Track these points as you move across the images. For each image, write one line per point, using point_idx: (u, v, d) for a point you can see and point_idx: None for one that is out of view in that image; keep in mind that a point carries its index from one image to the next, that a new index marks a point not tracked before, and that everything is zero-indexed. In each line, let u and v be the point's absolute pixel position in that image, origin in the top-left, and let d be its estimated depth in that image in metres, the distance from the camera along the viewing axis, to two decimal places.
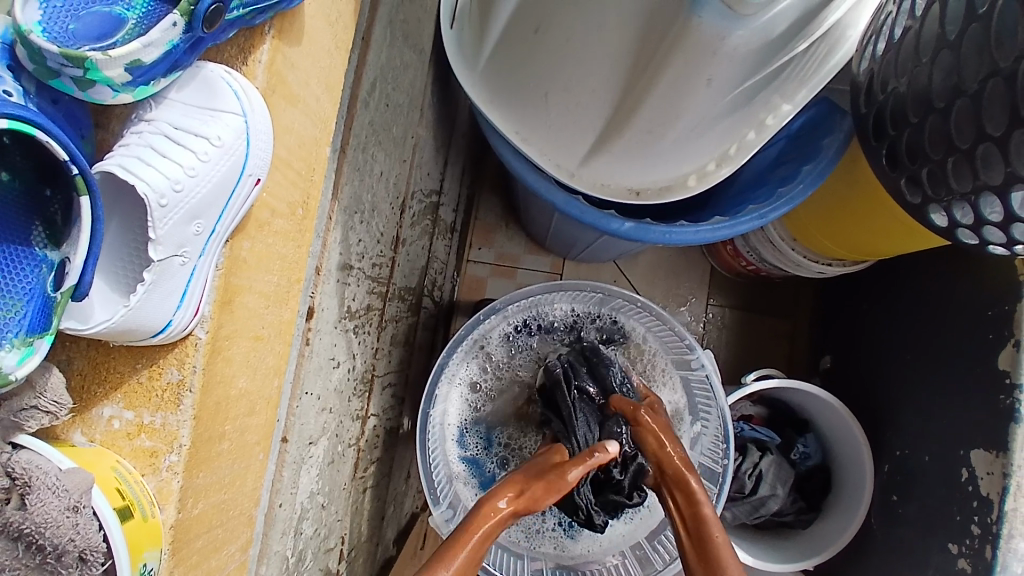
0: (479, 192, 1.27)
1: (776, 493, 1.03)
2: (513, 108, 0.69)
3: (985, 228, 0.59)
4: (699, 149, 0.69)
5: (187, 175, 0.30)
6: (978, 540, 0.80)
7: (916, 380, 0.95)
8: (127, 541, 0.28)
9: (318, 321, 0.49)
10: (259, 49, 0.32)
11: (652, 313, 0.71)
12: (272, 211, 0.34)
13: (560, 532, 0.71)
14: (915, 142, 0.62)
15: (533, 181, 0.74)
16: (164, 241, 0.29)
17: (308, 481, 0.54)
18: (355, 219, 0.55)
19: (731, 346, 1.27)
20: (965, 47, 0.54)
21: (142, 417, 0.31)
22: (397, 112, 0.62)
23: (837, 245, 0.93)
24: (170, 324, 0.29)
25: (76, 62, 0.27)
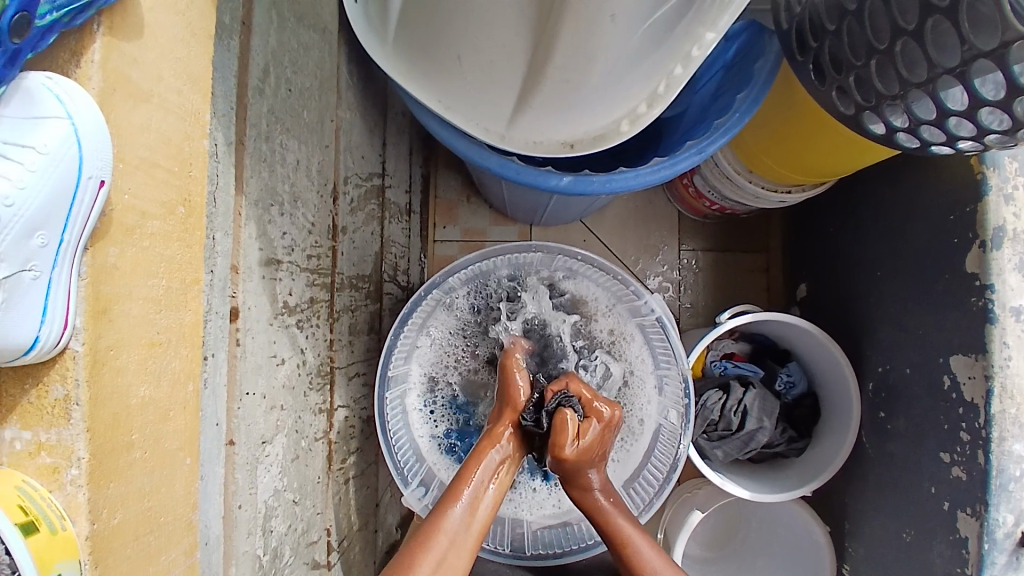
0: (435, 172, 1.25)
1: (764, 425, 1.03)
2: (431, 76, 0.67)
3: (921, 128, 0.58)
4: (624, 91, 0.67)
5: (16, 188, 0.28)
6: (969, 446, 0.80)
7: (888, 294, 0.94)
8: (35, 555, 0.29)
9: (245, 320, 0.49)
10: (89, 49, 0.30)
11: (596, 265, 0.71)
12: (142, 214, 0.33)
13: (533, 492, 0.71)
14: (837, 50, 0.60)
15: (464, 148, 0.72)
16: (8, 256, 0.28)
17: (268, 480, 0.54)
18: (274, 212, 0.53)
19: (709, 288, 1.27)
20: None
21: (38, 435, 0.30)
22: (305, 96, 0.60)
23: (792, 171, 0.92)
24: (38, 340, 0.28)
25: None
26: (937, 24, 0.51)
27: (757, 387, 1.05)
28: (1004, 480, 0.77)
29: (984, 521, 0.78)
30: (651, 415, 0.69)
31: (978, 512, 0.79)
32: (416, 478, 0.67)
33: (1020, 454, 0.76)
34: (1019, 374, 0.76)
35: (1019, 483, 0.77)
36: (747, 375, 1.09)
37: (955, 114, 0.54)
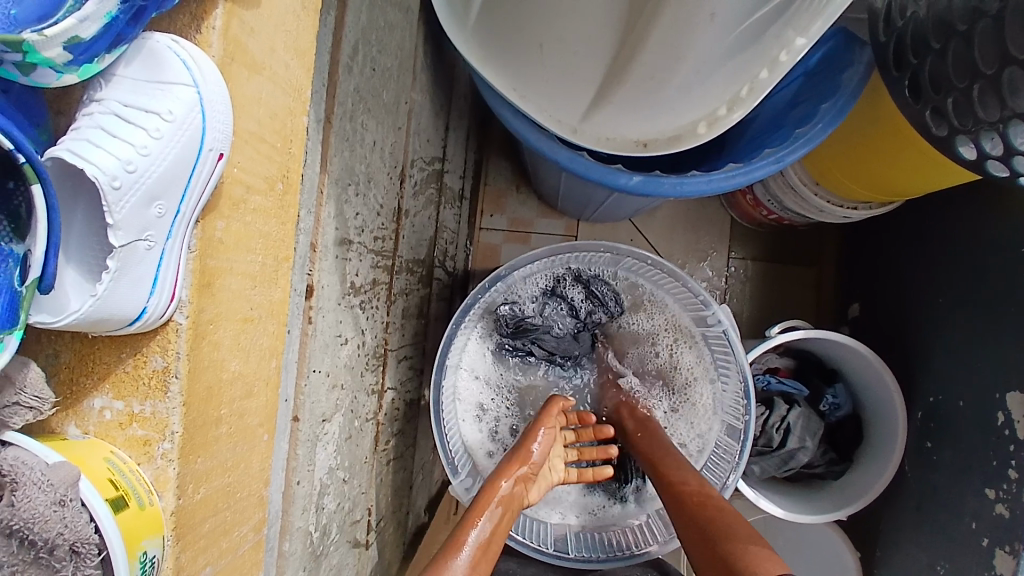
0: (487, 159, 1.23)
1: (806, 445, 1.00)
2: (508, 64, 0.66)
3: (1014, 158, 0.54)
4: (705, 93, 0.65)
5: (140, 154, 0.28)
6: (1015, 484, 0.78)
7: (948, 323, 0.91)
8: (123, 532, 0.26)
9: (318, 298, 0.49)
10: (211, 15, 0.29)
11: (664, 270, 0.68)
12: (247, 188, 0.33)
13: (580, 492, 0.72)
14: (940, 68, 0.57)
15: (534, 139, 0.71)
16: (124, 225, 0.27)
17: (324, 457, 0.54)
18: (349, 192, 0.53)
19: (755, 299, 1.24)
20: None
21: (132, 407, 0.29)
22: (385, 76, 0.59)
23: (864, 187, 0.88)
24: (145, 311, 0.27)
25: (12, 47, 0.24)
26: None
27: (802, 406, 1.02)
28: None
29: (1020, 558, 0.76)
30: (704, 427, 0.68)
31: (1016, 549, 0.76)
32: (464, 469, 0.66)
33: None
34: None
35: None
36: (790, 393, 1.05)
37: None
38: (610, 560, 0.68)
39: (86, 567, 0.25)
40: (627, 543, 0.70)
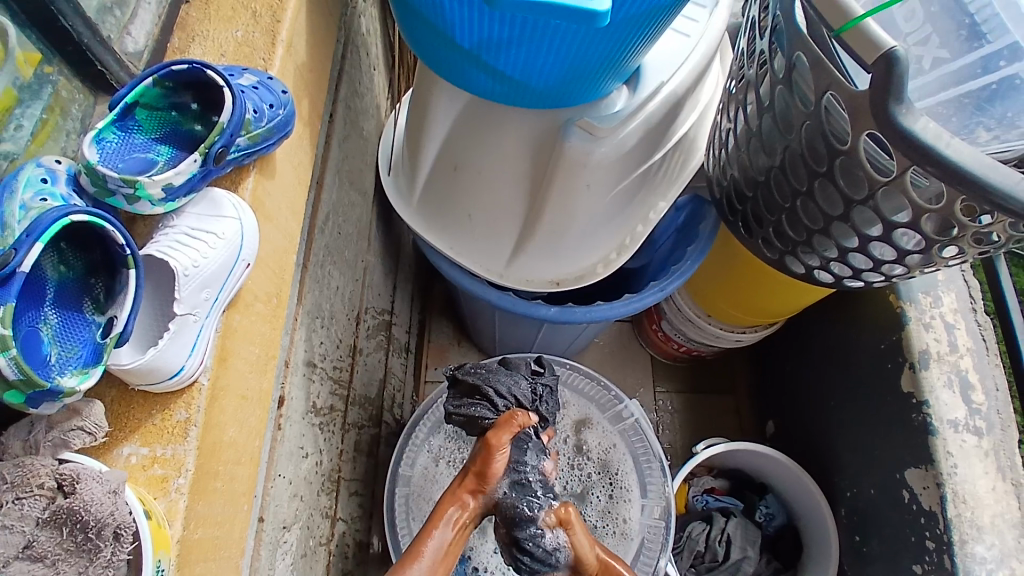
0: (430, 319, 1.38)
1: (748, 554, 1.07)
2: (444, 229, 0.84)
3: (831, 264, 0.75)
4: (599, 240, 0.84)
5: (202, 258, 0.40)
6: (936, 553, 0.85)
7: (843, 422, 1.05)
8: (151, 534, 0.33)
9: (288, 408, 0.57)
10: (245, 181, 0.46)
11: (583, 374, 0.82)
12: (254, 296, 0.45)
13: None
14: (758, 210, 0.80)
15: (469, 285, 0.86)
16: (185, 301, 0.39)
17: (283, 567, 0.56)
18: (318, 323, 0.64)
19: (684, 428, 1.36)
20: (764, 134, 0.74)
21: (156, 450, 0.37)
22: (348, 239, 0.75)
23: (743, 313, 1.09)
24: (182, 369, 0.37)
25: (129, 183, 0.38)
26: (822, 187, 0.69)
27: (738, 516, 1.10)
28: None
29: None
30: (635, 519, 0.75)
31: None
32: None
33: (983, 556, 0.82)
34: (967, 481, 0.85)
35: None
36: (729, 507, 1.12)
37: (851, 250, 0.71)
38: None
39: (122, 552, 0.33)
40: None
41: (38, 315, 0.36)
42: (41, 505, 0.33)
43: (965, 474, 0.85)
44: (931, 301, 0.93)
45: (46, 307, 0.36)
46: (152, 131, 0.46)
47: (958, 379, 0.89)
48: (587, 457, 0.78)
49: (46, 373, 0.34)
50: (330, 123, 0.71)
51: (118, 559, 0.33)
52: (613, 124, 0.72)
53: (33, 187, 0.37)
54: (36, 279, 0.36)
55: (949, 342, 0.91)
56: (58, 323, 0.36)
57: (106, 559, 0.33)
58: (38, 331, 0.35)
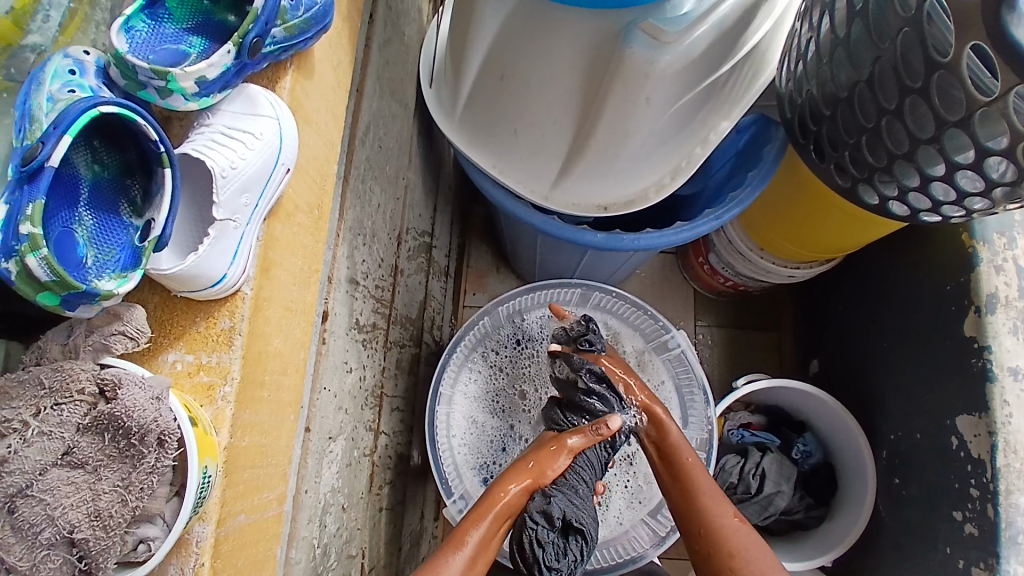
0: (470, 244, 1.36)
1: (781, 489, 1.05)
2: (489, 147, 0.80)
3: (909, 196, 0.68)
4: (652, 162, 0.79)
5: (240, 159, 0.38)
6: (979, 501, 0.82)
7: (898, 364, 1.00)
8: (197, 442, 0.34)
9: (333, 323, 0.55)
10: (283, 79, 0.43)
11: (628, 302, 0.78)
12: (295, 205, 0.43)
13: None
14: (833, 133, 0.72)
15: (512, 207, 0.83)
16: (224, 205, 0.37)
17: (329, 475, 0.58)
18: (359, 240, 0.62)
19: (724, 363, 1.33)
20: (853, 43, 0.65)
21: (200, 357, 0.37)
22: (389, 153, 0.72)
23: (800, 247, 1.02)
24: (225, 277, 0.36)
25: (160, 75, 0.36)
26: (913, 105, 0.61)
27: (774, 452, 1.08)
28: (1014, 532, 0.79)
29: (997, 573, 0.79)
30: None
31: (991, 565, 0.79)
32: (458, 492, 0.71)
33: None
34: (1023, 432, 0.80)
35: None
36: (764, 443, 1.11)
37: (935, 179, 0.64)
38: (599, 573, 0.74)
39: (166, 458, 0.33)
40: (617, 558, 0.75)
41: (72, 215, 0.35)
42: (83, 410, 0.33)
43: (1022, 424, 0.80)
44: (1006, 243, 0.85)
45: (80, 207, 0.36)
46: (183, 21, 0.42)
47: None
48: None
49: (81, 275, 0.33)
50: (370, 26, 0.66)
51: (163, 465, 0.33)
52: (681, 29, 0.65)
53: (61, 78, 0.35)
54: (69, 177, 0.35)
55: (1021, 287, 0.84)
56: (93, 224, 0.36)
57: (152, 464, 0.33)
58: (73, 232, 0.35)
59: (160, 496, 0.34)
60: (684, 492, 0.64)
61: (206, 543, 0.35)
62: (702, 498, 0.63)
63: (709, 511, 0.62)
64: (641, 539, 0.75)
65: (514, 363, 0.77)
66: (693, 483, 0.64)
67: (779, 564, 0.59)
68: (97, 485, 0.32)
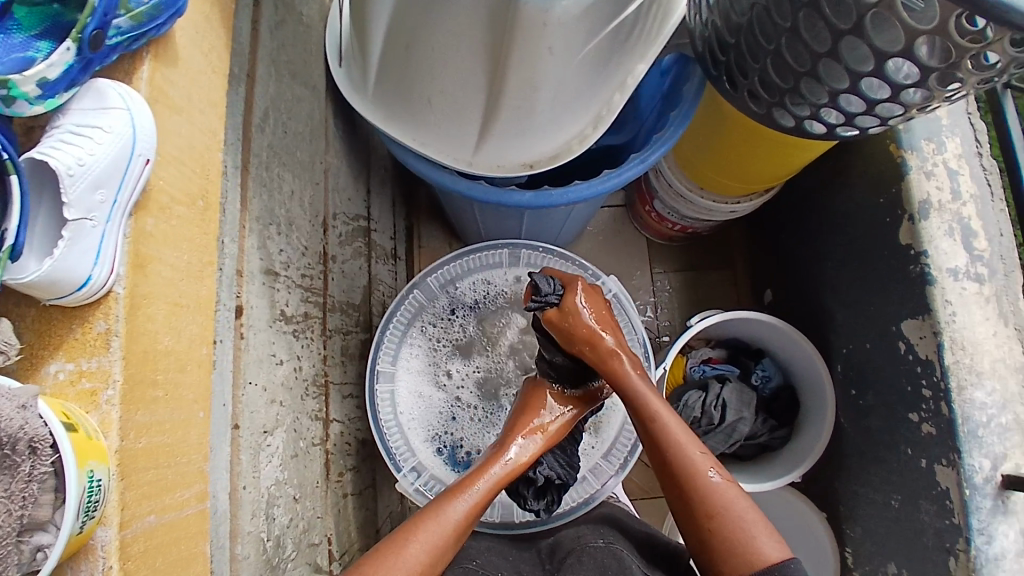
0: (419, 224, 1.33)
1: (743, 415, 1.07)
2: (404, 118, 0.78)
3: (822, 113, 0.69)
4: (572, 114, 0.77)
5: (89, 155, 0.37)
6: (932, 401, 0.85)
7: (841, 283, 1.02)
8: (74, 448, 0.33)
9: (248, 317, 0.55)
10: (139, 69, 0.41)
11: (558, 255, 0.78)
12: (170, 198, 0.42)
13: None
14: (740, 60, 0.72)
15: (438, 177, 0.82)
16: (76, 205, 0.36)
17: (269, 468, 0.57)
18: (273, 230, 0.61)
19: (684, 307, 1.35)
20: None
21: (81, 363, 0.36)
22: (298, 137, 0.70)
23: (735, 181, 1.03)
24: (90, 279, 0.35)
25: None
26: (807, 18, 0.61)
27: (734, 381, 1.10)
28: (974, 426, 0.82)
29: (962, 468, 0.82)
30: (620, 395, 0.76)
31: (954, 461, 0.82)
32: (409, 466, 0.71)
33: (982, 401, 0.82)
34: (967, 329, 0.83)
35: (987, 427, 0.81)
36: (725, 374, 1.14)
37: (842, 91, 0.65)
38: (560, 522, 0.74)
39: (42, 464, 0.33)
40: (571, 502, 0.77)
41: None
42: None
43: (964, 320, 0.83)
44: (934, 149, 0.88)
45: None
46: (32, 28, 0.41)
47: (959, 227, 0.86)
48: None
49: None
50: (254, 7, 0.64)
51: (40, 472, 0.33)
52: None
53: None
54: None
55: (952, 189, 0.86)
56: None
57: (27, 473, 0.33)
58: None
59: (45, 503, 0.33)
60: (654, 448, 0.62)
61: (111, 546, 0.35)
62: (678, 455, 0.61)
63: (687, 467, 0.60)
64: (593, 481, 0.77)
65: (452, 333, 0.76)
66: (664, 437, 0.62)
67: (771, 528, 0.57)
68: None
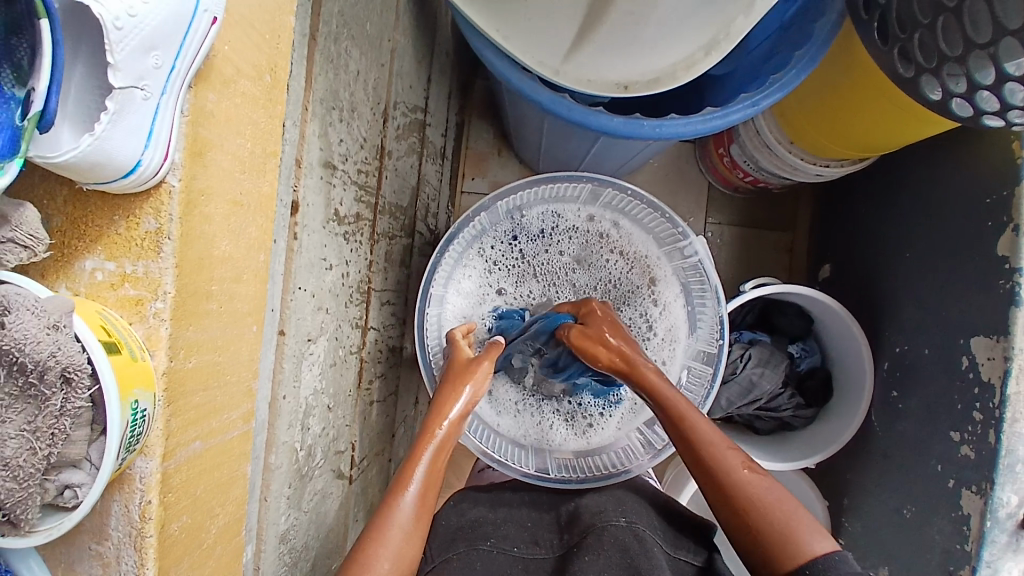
0: (469, 121, 1.23)
1: (765, 372, 1.04)
2: (490, 3, 0.66)
3: (979, 94, 0.58)
4: (687, 32, 0.66)
5: (142, 1, 0.28)
6: (980, 425, 0.78)
7: (922, 272, 0.90)
8: (116, 373, 0.29)
9: (303, 217, 0.49)
10: None
11: (642, 203, 0.77)
12: (236, 69, 0.35)
13: (569, 418, 0.81)
14: (907, 9, 0.60)
15: (515, 81, 0.71)
16: (123, 68, 0.28)
17: (310, 378, 0.54)
18: (334, 115, 0.53)
19: (731, 263, 1.26)
20: None
21: (125, 266, 0.31)
22: (369, 7, 0.59)
23: (835, 142, 0.91)
24: (140, 164, 0.29)
25: None
26: None
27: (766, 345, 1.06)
28: (1012, 460, 0.75)
29: (989, 499, 0.76)
30: (679, 356, 0.77)
31: (984, 490, 0.77)
32: None
33: None
34: None
35: None
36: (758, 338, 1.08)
37: (1013, 80, 0.55)
38: (588, 481, 0.74)
39: (77, 398, 0.29)
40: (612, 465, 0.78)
41: None
42: None
43: None
44: None
45: None
46: None
47: None
48: (630, 293, 0.79)
49: None
50: None
51: (75, 407, 0.29)
52: None
53: None
54: None
55: None
56: None
57: (58, 407, 0.28)
58: None
59: (79, 440, 0.29)
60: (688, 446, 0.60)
61: (152, 480, 0.31)
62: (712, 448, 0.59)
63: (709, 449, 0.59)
64: (635, 454, 0.78)
65: (513, 263, 0.79)
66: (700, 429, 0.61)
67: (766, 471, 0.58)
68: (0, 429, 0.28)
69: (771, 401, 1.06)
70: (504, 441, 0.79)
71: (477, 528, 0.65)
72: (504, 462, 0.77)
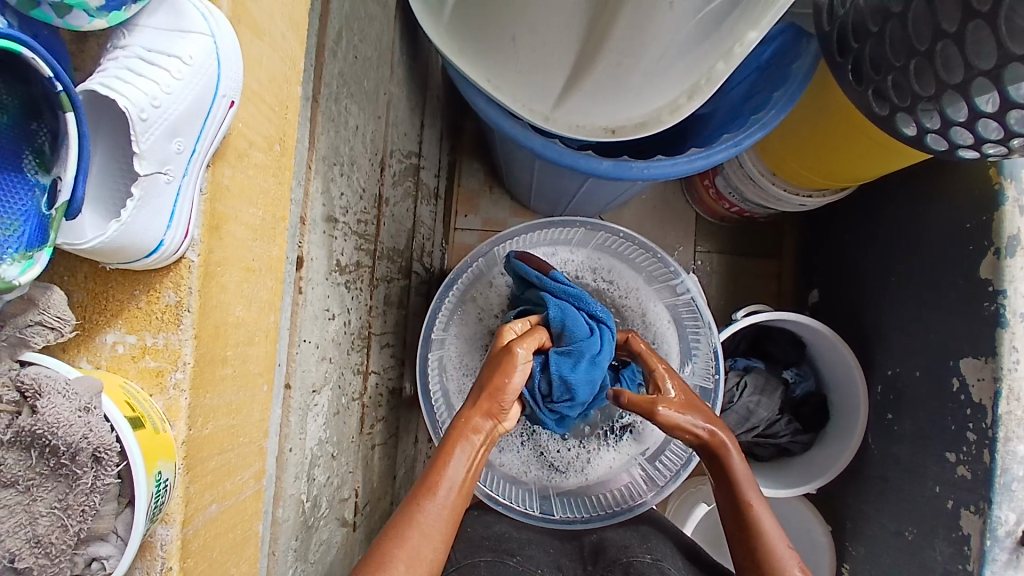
0: (461, 160, 1.25)
1: (760, 400, 1.06)
2: (481, 57, 0.69)
3: (953, 129, 0.61)
4: (669, 79, 0.69)
5: (164, 93, 0.31)
6: (975, 446, 0.79)
7: (904, 297, 0.94)
8: (142, 448, 0.30)
9: (308, 271, 0.50)
10: None
11: (632, 242, 0.80)
12: (249, 142, 0.37)
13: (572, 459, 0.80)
14: (878, 54, 0.64)
15: (507, 127, 0.74)
16: (148, 155, 0.31)
17: (315, 428, 0.55)
18: (335, 170, 0.55)
19: (722, 291, 1.29)
20: None
21: (145, 339, 0.33)
22: (366, 65, 0.62)
23: (815, 173, 0.95)
24: (161, 244, 0.31)
25: None
26: (978, 28, 0.55)
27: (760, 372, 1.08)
28: (1009, 479, 0.76)
29: (988, 519, 0.77)
30: None
31: (982, 510, 0.78)
32: None
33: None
34: None
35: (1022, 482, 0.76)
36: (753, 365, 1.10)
37: (986, 116, 0.58)
38: (595, 520, 0.77)
39: (107, 475, 0.30)
40: (615, 502, 0.79)
41: None
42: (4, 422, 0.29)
43: None
44: None
45: None
46: None
47: None
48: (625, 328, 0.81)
49: None
50: None
51: (104, 484, 0.30)
52: None
53: None
54: None
55: None
56: None
57: (89, 486, 0.29)
58: None
59: (107, 513, 0.31)
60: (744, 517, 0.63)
61: (173, 546, 0.32)
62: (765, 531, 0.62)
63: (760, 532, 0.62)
64: (638, 491, 0.79)
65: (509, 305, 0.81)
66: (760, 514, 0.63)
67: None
68: (32, 507, 0.29)
69: (768, 428, 1.07)
70: (507, 484, 0.79)
71: (502, 543, 0.69)
72: (509, 504, 0.78)
